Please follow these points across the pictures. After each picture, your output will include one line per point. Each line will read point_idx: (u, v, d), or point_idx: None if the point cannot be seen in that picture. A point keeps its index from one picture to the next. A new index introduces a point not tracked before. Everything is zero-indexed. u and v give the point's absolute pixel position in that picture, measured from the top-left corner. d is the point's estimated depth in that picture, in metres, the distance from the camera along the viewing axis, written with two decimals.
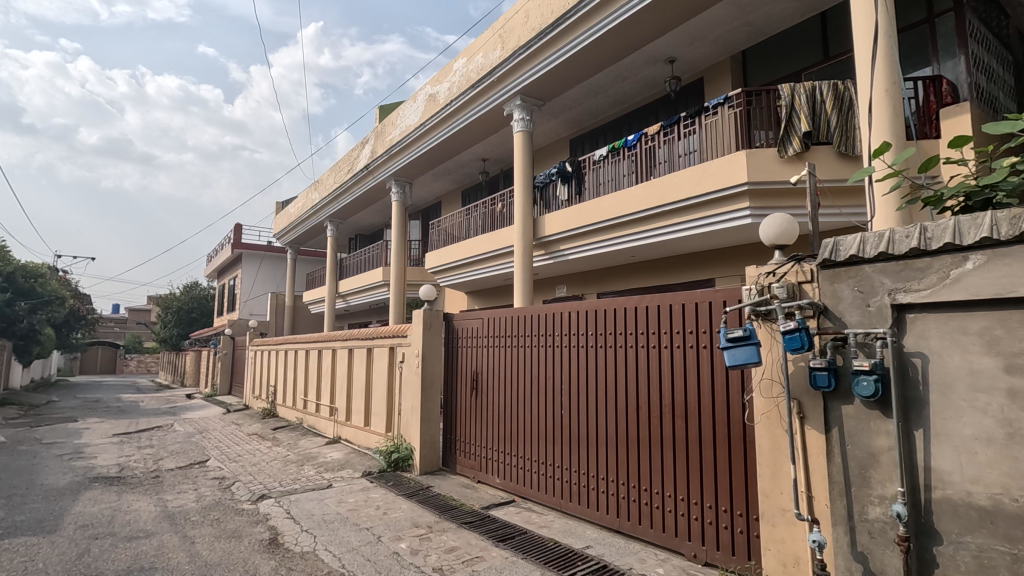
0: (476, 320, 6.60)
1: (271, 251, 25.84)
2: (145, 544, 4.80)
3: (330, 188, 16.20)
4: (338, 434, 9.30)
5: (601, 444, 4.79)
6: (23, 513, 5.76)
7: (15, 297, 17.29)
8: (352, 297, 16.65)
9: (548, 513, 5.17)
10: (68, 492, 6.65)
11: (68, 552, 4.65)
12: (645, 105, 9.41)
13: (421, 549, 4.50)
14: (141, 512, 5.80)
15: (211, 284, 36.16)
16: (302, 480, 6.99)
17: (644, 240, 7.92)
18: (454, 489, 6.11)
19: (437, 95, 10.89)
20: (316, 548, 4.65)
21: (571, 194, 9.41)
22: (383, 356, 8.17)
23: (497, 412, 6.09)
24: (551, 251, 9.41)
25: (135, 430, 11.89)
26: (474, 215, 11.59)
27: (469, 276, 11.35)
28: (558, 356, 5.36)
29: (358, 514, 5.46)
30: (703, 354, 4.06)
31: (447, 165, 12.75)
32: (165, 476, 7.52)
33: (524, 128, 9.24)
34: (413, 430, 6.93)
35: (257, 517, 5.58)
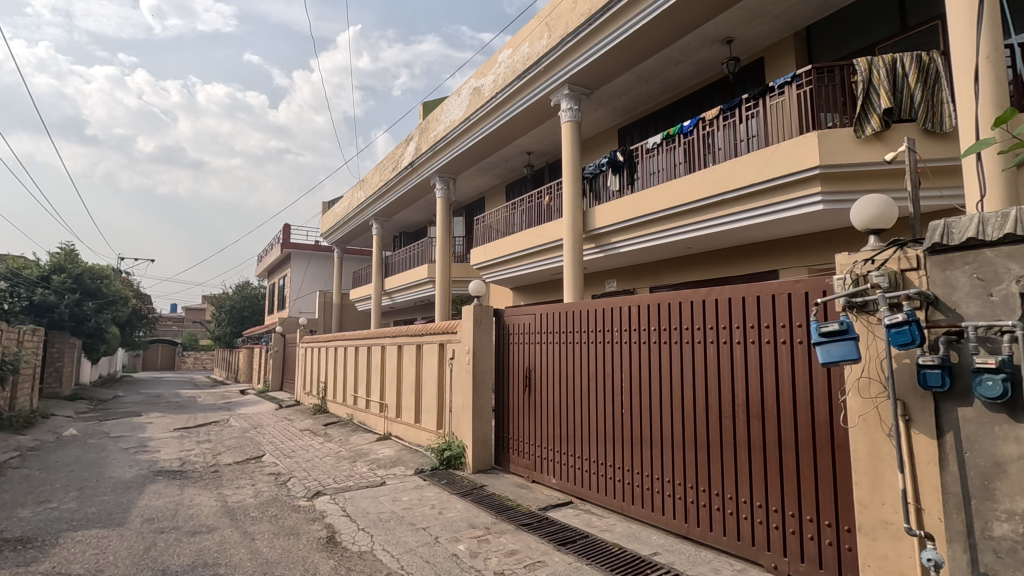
0: (528, 315, 6.42)
1: (318, 250, 26.46)
2: (208, 540, 4.85)
3: (375, 187, 16.37)
4: (389, 430, 9.32)
5: (666, 446, 4.54)
6: (94, 506, 5.95)
7: (83, 296, 18.15)
8: (397, 293, 16.79)
9: (609, 517, 4.95)
10: (134, 486, 6.84)
11: (136, 545, 4.73)
12: (699, 89, 9.06)
13: (480, 552, 4.36)
14: (203, 507, 5.89)
15: (260, 284, 37.44)
16: (355, 478, 6.99)
17: (703, 230, 7.58)
18: (508, 488, 5.95)
19: (482, 88, 10.75)
20: (374, 548, 4.58)
21: (623, 183, 9.12)
22: (432, 352, 8.10)
23: (551, 411, 5.90)
24: (601, 244, 9.18)
25: (194, 424, 12.29)
26: (520, 209, 11.42)
27: (515, 271, 11.20)
28: (616, 353, 5.14)
29: (413, 514, 5.38)
30: (782, 350, 3.76)
31: (491, 159, 12.63)
32: (223, 471, 7.67)
33: (572, 117, 9.00)
34: (465, 429, 6.82)
35: (314, 515, 5.57)
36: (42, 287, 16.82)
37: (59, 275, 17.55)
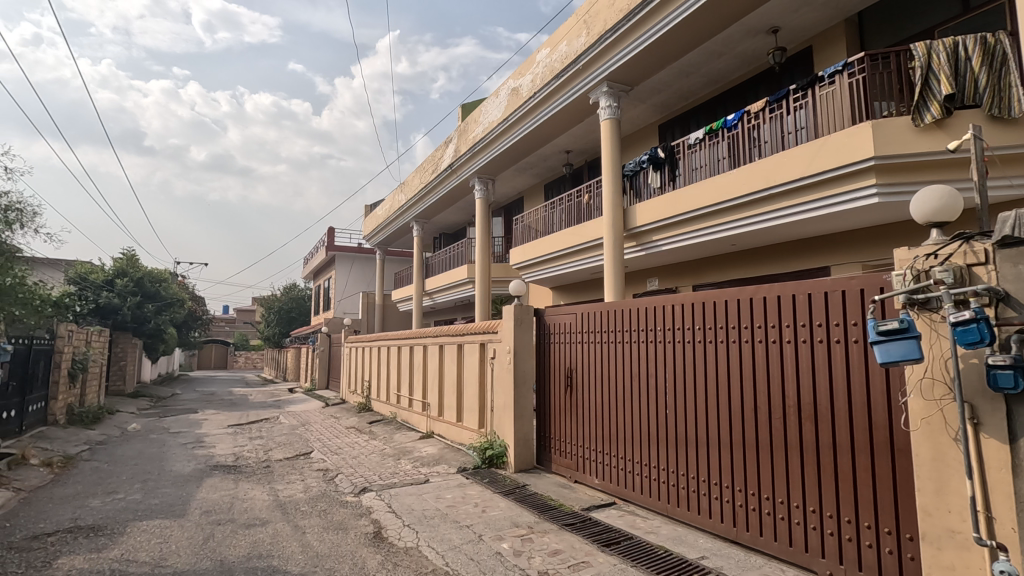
0: (569, 315, 6.39)
1: (361, 252, 27.11)
2: (262, 533, 5.04)
3: (415, 189, 16.64)
4: (432, 429, 9.46)
5: (712, 447, 4.44)
6: (157, 498, 6.28)
7: (144, 299, 19.11)
8: (437, 294, 17.02)
9: (654, 519, 4.87)
10: (193, 479, 7.18)
11: (195, 536, 4.97)
12: (743, 81, 8.82)
13: (524, 551, 4.36)
14: (256, 501, 6.13)
15: (306, 286, 38.65)
16: (400, 475, 7.12)
17: (748, 227, 7.37)
18: (551, 488, 5.93)
19: (520, 88, 10.76)
20: (419, 544, 4.66)
21: (664, 180, 8.97)
22: (473, 352, 8.17)
23: (593, 411, 5.86)
24: (643, 242, 9.05)
25: (246, 421, 12.79)
26: (559, 209, 11.39)
27: (555, 271, 11.17)
28: (660, 353, 5.05)
29: (457, 511, 5.44)
30: (836, 349, 3.61)
31: (530, 159, 12.64)
32: (275, 467, 7.96)
33: (611, 115, 8.92)
34: (507, 428, 6.85)
35: (361, 510, 5.71)
36: (107, 291, 18.03)
37: (122, 279, 18.60)
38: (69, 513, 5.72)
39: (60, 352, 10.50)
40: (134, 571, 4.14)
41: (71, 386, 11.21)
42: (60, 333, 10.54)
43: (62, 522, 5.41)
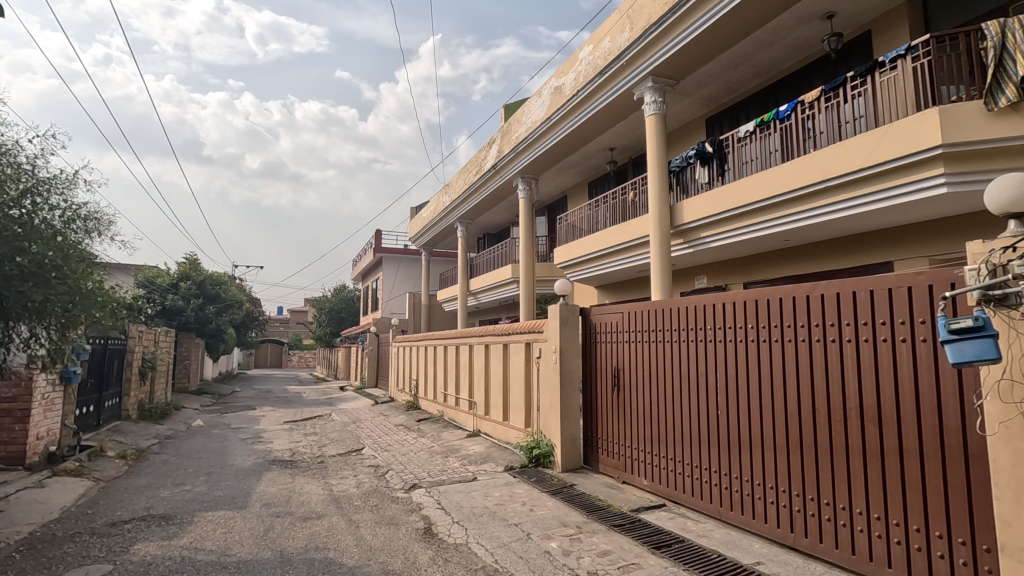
0: (615, 314, 6.33)
1: (407, 254, 27.68)
2: (318, 525, 5.23)
3: (459, 190, 16.85)
4: (478, 427, 9.56)
5: (767, 450, 4.29)
6: (220, 490, 6.61)
7: (206, 301, 20.15)
8: (482, 294, 17.18)
9: (706, 522, 4.76)
10: (253, 473, 7.53)
11: (256, 527, 5.21)
12: (796, 70, 8.50)
13: (572, 551, 4.35)
14: (312, 495, 6.36)
15: (355, 287, 39.78)
16: (449, 472, 7.23)
17: (803, 221, 7.10)
18: (599, 489, 5.89)
19: (563, 87, 10.72)
20: (468, 541, 4.72)
21: (713, 175, 8.75)
22: (519, 351, 8.20)
23: (641, 411, 5.78)
24: (691, 239, 8.85)
25: (301, 418, 13.30)
26: (603, 207, 11.28)
27: (600, 270, 11.08)
28: (711, 352, 4.92)
29: (505, 510, 5.48)
30: (902, 349, 3.43)
31: (573, 157, 12.58)
32: (328, 462, 8.24)
33: (657, 110, 8.77)
34: (553, 427, 6.85)
35: (411, 506, 5.84)
36: (173, 293, 19.20)
37: (186, 282, 19.69)
38: (142, 502, 6.11)
39: (132, 352, 11.21)
40: (201, 558, 4.38)
41: (142, 383, 11.96)
42: (132, 333, 11.25)
43: (136, 510, 5.79)
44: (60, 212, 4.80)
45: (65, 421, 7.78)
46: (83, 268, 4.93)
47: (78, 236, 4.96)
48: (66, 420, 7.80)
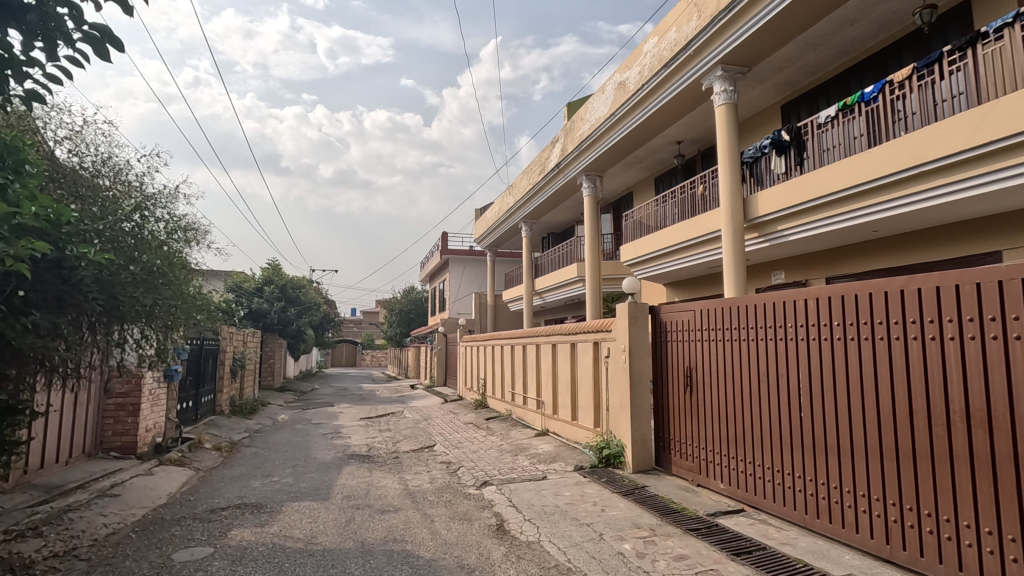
0: (687, 312, 6.13)
1: (473, 255, 28.17)
2: (395, 518, 5.44)
3: (523, 190, 16.94)
4: (547, 427, 9.56)
5: (856, 455, 4.02)
6: (305, 481, 7.01)
7: (287, 304, 21.40)
8: (547, 293, 17.19)
9: (790, 530, 4.53)
10: (333, 466, 7.92)
11: (339, 518, 5.48)
12: (883, 48, 7.92)
13: (647, 553, 4.28)
14: (389, 489, 6.61)
15: (423, 289, 40.93)
16: (519, 470, 7.30)
17: (894, 210, 6.59)
18: (673, 491, 5.74)
19: (627, 81, 10.54)
20: (541, 539, 4.75)
21: (790, 165, 8.33)
22: (587, 350, 8.15)
23: (717, 412, 5.57)
24: (766, 233, 8.48)
25: (375, 415, 13.86)
26: (671, 202, 10.99)
27: (669, 266, 10.81)
28: (792, 351, 4.67)
29: (576, 509, 5.47)
30: (1015, 347, 3.10)
31: (638, 153, 12.34)
32: (403, 458, 8.53)
33: (727, 100, 8.44)
34: (624, 428, 6.75)
35: (483, 503, 5.95)
36: (258, 297, 20.58)
37: (270, 286, 21.02)
38: (237, 491, 6.59)
39: (224, 351, 12.10)
40: (290, 545, 4.67)
41: (233, 380, 12.89)
42: (224, 334, 12.15)
43: (231, 498, 6.25)
44: (164, 224, 5.30)
45: (169, 415, 8.51)
46: (184, 275, 5.43)
47: (179, 245, 5.45)
48: (170, 414, 8.54)
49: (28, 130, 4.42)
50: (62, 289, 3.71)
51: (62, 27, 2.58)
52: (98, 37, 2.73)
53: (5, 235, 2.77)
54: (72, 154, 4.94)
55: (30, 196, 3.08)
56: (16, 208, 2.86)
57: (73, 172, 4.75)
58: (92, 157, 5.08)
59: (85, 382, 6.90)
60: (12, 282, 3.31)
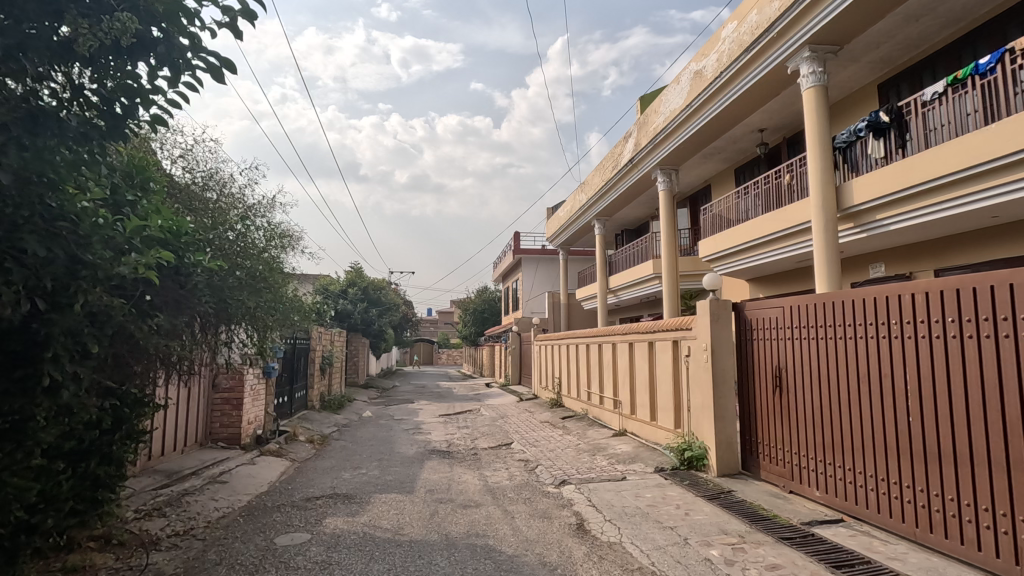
0: (775, 309, 5.82)
1: (546, 254, 28.23)
2: (477, 513, 5.56)
3: (595, 187, 16.76)
4: (625, 427, 9.39)
5: (975, 465, 3.63)
6: (390, 475, 7.33)
7: (369, 305, 22.48)
8: (622, 291, 16.88)
9: (897, 544, 4.17)
10: (416, 461, 8.22)
11: (424, 511, 5.68)
12: (1001, 14, 7.12)
13: (737, 561, 4.10)
14: (470, 485, 6.77)
15: (496, 289, 41.52)
16: (597, 470, 7.23)
17: (1014, 192, 5.91)
18: (762, 497, 5.47)
19: (704, 70, 10.16)
20: (622, 540, 4.68)
21: (891, 148, 7.69)
22: (666, 349, 7.94)
23: (810, 414, 5.24)
24: (863, 223, 7.88)
25: (453, 412, 14.23)
26: (754, 193, 10.46)
27: (752, 262, 10.30)
28: (895, 350, 4.31)
29: (658, 512, 5.33)
30: None
31: (717, 144, 11.85)
32: (481, 454, 8.70)
33: (816, 82, 7.92)
34: (707, 429, 6.51)
35: (562, 501, 5.94)
36: (343, 299, 21.76)
37: (353, 288, 22.18)
38: (329, 482, 7.00)
39: (314, 350, 12.90)
40: (380, 535, 4.89)
41: (322, 377, 13.71)
42: (314, 334, 12.95)
43: (325, 488, 6.65)
44: (263, 232, 5.77)
45: (268, 409, 9.18)
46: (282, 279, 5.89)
47: (277, 251, 5.92)
48: (269, 408, 9.22)
49: (150, 154, 5.13)
50: (180, 293, 4.07)
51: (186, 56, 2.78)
52: (217, 66, 2.93)
53: (138, 247, 3.11)
54: (186, 170, 5.49)
55: (154, 211, 3.45)
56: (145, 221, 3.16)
57: (187, 189, 5.33)
58: (201, 173, 5.61)
59: (197, 378, 7.58)
60: (140, 287, 3.56)
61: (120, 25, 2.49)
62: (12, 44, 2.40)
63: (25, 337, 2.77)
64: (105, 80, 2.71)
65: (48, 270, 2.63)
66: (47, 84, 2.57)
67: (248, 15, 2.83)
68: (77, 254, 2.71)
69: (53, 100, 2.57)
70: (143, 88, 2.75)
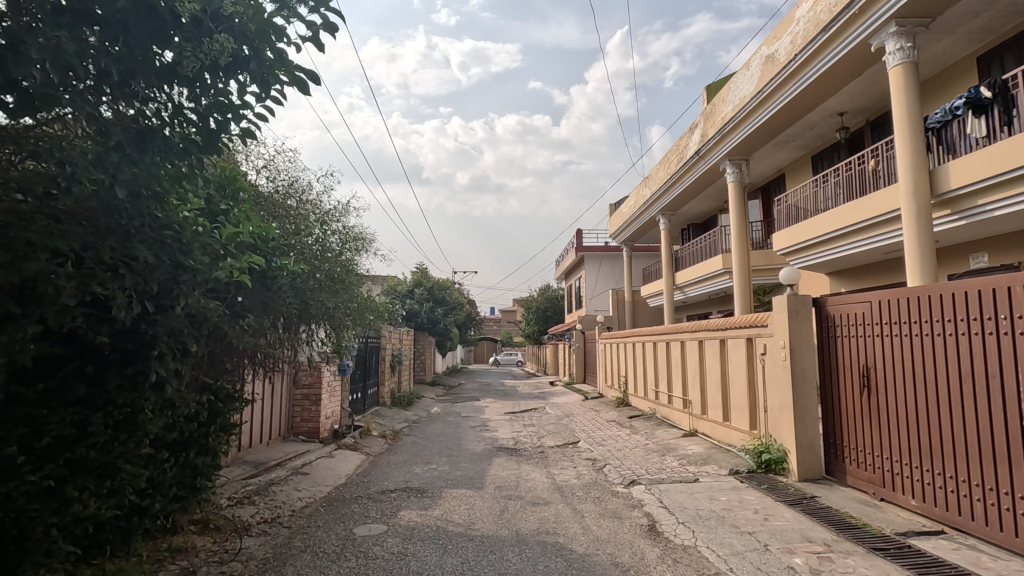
0: (861, 304, 5.45)
1: (608, 250, 27.86)
2: (547, 511, 5.58)
3: (660, 181, 16.36)
4: (695, 427, 9.11)
5: None
6: (460, 470, 7.49)
7: (434, 304, 23.09)
8: (690, 287, 16.38)
9: (1008, 559, 3.79)
10: (484, 457, 8.35)
11: (494, 507, 5.77)
12: None
13: (823, 571, 3.89)
14: (538, 482, 6.80)
15: (558, 287, 41.41)
16: (668, 471, 7.05)
17: None
18: (849, 504, 5.14)
19: (776, 53, 9.66)
20: (698, 544, 4.55)
21: (994, 127, 7.01)
22: (740, 347, 7.63)
23: (903, 418, 4.87)
24: (962, 209, 7.23)
25: (519, 410, 14.35)
26: (834, 181, 9.84)
27: (833, 254, 9.70)
28: (1003, 347, 3.92)
29: (735, 516, 5.13)
30: None
31: (791, 131, 11.25)
32: (548, 453, 8.71)
33: (904, 59, 7.35)
34: (786, 432, 6.20)
35: (633, 502, 5.85)
36: (410, 298, 22.48)
37: (419, 288, 22.93)
38: (402, 476, 7.26)
39: (385, 348, 13.41)
40: (452, 529, 5.01)
41: (392, 374, 14.22)
42: (384, 333, 13.47)
43: (398, 482, 6.89)
44: (338, 235, 6.06)
45: (344, 405, 9.63)
46: (356, 280, 6.16)
47: (352, 253, 6.20)
48: (344, 404, 9.67)
49: (238, 165, 5.53)
50: (266, 295, 4.35)
51: (275, 71, 2.96)
52: (301, 79, 3.08)
53: (232, 252, 3.38)
54: (269, 179, 5.85)
55: (245, 218, 3.71)
56: (238, 229, 3.41)
57: (271, 197, 5.70)
58: (282, 180, 5.97)
59: (280, 375, 8.06)
60: (232, 290, 3.84)
61: (218, 46, 2.70)
62: (126, 70, 2.64)
63: (137, 338, 3.01)
64: (200, 98, 2.92)
65: (155, 276, 2.85)
66: (153, 104, 2.81)
67: (329, 28, 2.96)
68: (180, 260, 2.94)
69: (158, 119, 2.81)
70: (234, 103, 2.95)
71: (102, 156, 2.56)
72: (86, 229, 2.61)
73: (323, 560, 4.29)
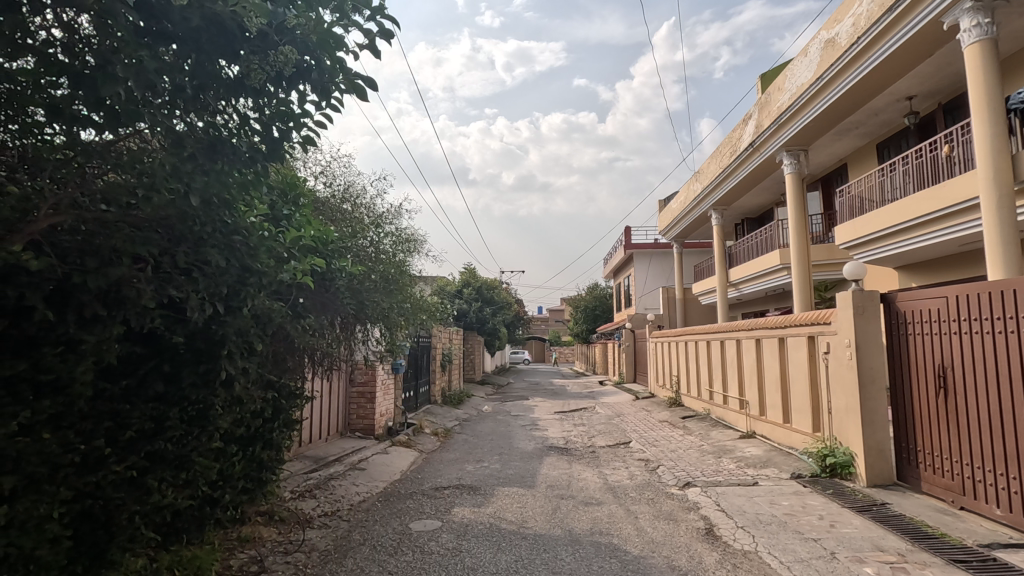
0: (937, 300, 5.11)
1: (658, 247, 27.29)
2: (600, 511, 5.53)
3: (711, 175, 15.90)
4: (753, 429, 8.81)
5: None
6: (512, 468, 7.52)
7: (482, 304, 23.33)
8: (745, 284, 15.83)
9: None
10: (535, 456, 8.36)
11: (546, 505, 5.76)
12: None
13: None
14: (589, 482, 6.75)
15: (607, 285, 40.95)
16: (725, 474, 6.84)
17: None
18: (925, 512, 4.83)
19: (837, 37, 9.20)
20: (758, 549, 4.40)
21: None
22: (801, 345, 7.31)
23: (985, 421, 4.53)
24: None
25: (568, 409, 14.28)
26: (902, 169, 9.28)
27: (903, 246, 9.14)
28: None
29: (798, 521, 4.93)
30: None
31: (854, 118, 10.69)
32: (599, 453, 8.62)
33: (981, 36, 6.85)
34: (853, 434, 5.89)
35: (688, 504, 5.72)
36: (459, 298, 22.81)
37: (467, 288, 23.27)
38: (454, 473, 7.36)
39: (435, 347, 13.66)
40: (505, 527, 5.04)
41: (443, 373, 14.46)
42: (435, 333, 13.71)
43: (451, 479, 7.00)
44: (391, 236, 6.21)
45: (398, 403, 9.86)
46: (409, 280, 6.30)
47: (405, 254, 6.34)
48: (398, 402, 9.91)
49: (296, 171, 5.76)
50: (325, 296, 4.50)
51: (333, 80, 3.06)
52: (358, 86, 3.17)
53: (294, 255, 3.52)
54: (325, 183, 6.07)
55: (305, 223, 3.86)
56: (297, 233, 3.55)
57: (327, 202, 5.90)
58: (338, 184, 6.17)
59: (337, 373, 8.35)
60: (294, 292, 4.00)
61: (283, 58, 2.83)
62: (198, 84, 2.81)
63: (208, 338, 3.19)
64: (264, 109, 3.06)
65: (224, 279, 3.01)
66: (222, 116, 2.97)
67: (385, 36, 3.03)
68: (247, 263, 3.10)
69: (226, 129, 2.97)
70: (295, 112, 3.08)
71: (178, 167, 2.71)
72: (165, 236, 2.80)
73: (381, 554, 4.41)
